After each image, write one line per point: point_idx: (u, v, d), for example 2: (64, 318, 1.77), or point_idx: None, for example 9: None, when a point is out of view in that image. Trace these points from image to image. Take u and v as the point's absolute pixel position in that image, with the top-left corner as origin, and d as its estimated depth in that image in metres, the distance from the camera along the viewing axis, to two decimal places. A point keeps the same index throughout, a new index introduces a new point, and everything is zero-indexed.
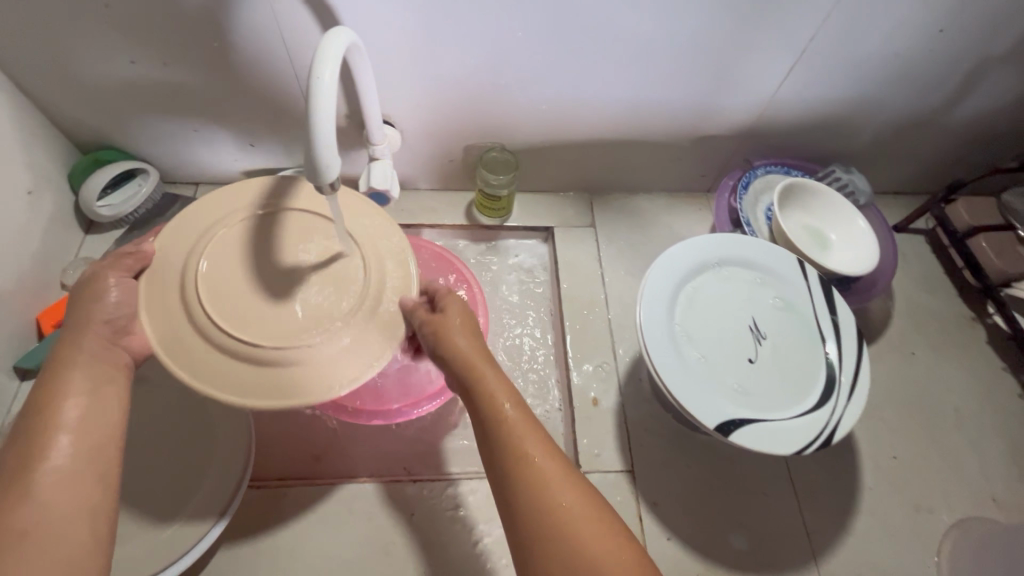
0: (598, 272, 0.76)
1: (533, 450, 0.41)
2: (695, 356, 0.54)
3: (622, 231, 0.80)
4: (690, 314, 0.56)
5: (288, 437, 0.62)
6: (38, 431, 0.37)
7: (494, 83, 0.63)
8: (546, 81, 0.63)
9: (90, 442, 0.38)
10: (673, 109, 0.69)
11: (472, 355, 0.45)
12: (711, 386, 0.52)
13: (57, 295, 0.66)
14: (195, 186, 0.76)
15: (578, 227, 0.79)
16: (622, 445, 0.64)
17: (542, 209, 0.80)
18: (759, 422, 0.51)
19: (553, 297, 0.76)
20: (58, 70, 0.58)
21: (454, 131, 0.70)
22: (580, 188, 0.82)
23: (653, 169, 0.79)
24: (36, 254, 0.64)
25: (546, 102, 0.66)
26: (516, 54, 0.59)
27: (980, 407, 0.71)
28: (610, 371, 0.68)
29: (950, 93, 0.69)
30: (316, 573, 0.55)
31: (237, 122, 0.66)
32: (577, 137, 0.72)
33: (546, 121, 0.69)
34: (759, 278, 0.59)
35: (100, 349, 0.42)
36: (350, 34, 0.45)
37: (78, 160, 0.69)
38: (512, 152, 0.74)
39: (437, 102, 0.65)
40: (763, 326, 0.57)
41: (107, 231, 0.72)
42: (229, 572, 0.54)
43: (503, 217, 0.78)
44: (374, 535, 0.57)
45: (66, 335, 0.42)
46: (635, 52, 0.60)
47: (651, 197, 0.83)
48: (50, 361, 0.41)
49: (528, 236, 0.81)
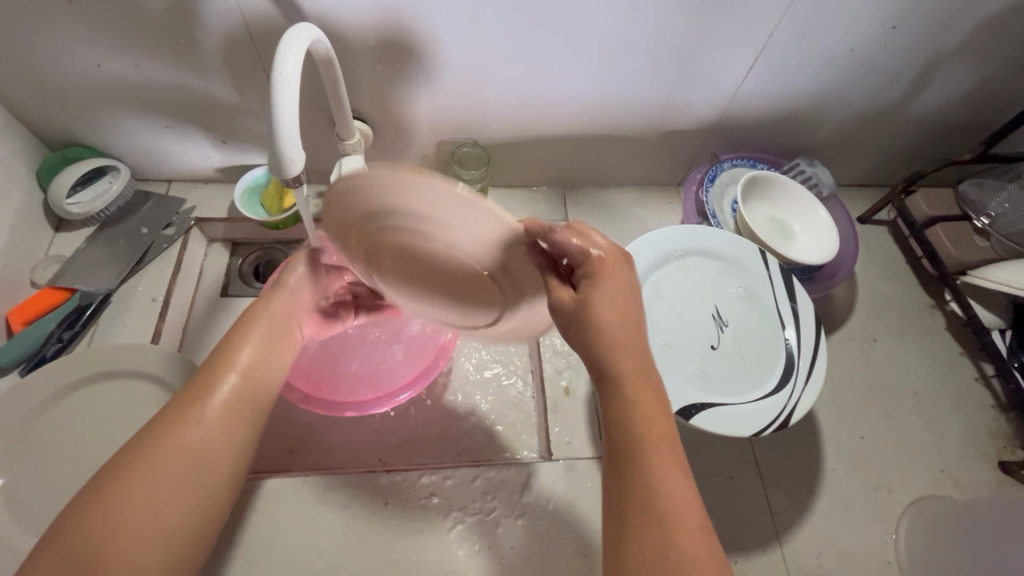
0: None
1: (660, 470, 0.36)
2: (661, 344, 0.56)
3: (594, 224, 0.82)
4: (655, 303, 0.58)
5: (263, 432, 0.63)
6: (217, 371, 0.46)
7: (464, 78, 0.64)
8: (516, 77, 0.64)
9: (242, 397, 0.46)
10: (641, 104, 0.70)
11: (619, 324, 0.40)
12: (674, 372, 0.54)
13: (26, 294, 0.66)
14: (167, 184, 0.76)
15: (550, 221, 0.81)
16: (593, 433, 0.65)
17: (515, 203, 0.81)
18: (719, 406, 0.53)
19: None
20: (21, 66, 0.57)
21: (427, 127, 0.71)
22: (553, 183, 0.83)
23: (624, 163, 0.81)
24: (4, 253, 0.63)
25: (516, 98, 0.68)
26: (485, 51, 0.60)
27: (937, 390, 0.75)
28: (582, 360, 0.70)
29: (906, 87, 0.72)
30: (292, 563, 0.55)
31: (209, 119, 0.66)
32: (548, 132, 0.74)
33: (518, 116, 0.70)
34: (722, 268, 0.62)
35: (277, 317, 0.52)
36: (314, 30, 0.45)
37: (46, 158, 0.68)
38: (484, 148, 0.75)
39: (409, 98, 0.66)
40: (726, 314, 0.59)
41: (78, 229, 0.71)
42: (206, 565, 0.54)
43: None
44: (350, 525, 0.58)
45: (262, 296, 0.53)
46: (602, 48, 0.62)
47: (623, 191, 0.85)
48: (243, 315, 0.51)
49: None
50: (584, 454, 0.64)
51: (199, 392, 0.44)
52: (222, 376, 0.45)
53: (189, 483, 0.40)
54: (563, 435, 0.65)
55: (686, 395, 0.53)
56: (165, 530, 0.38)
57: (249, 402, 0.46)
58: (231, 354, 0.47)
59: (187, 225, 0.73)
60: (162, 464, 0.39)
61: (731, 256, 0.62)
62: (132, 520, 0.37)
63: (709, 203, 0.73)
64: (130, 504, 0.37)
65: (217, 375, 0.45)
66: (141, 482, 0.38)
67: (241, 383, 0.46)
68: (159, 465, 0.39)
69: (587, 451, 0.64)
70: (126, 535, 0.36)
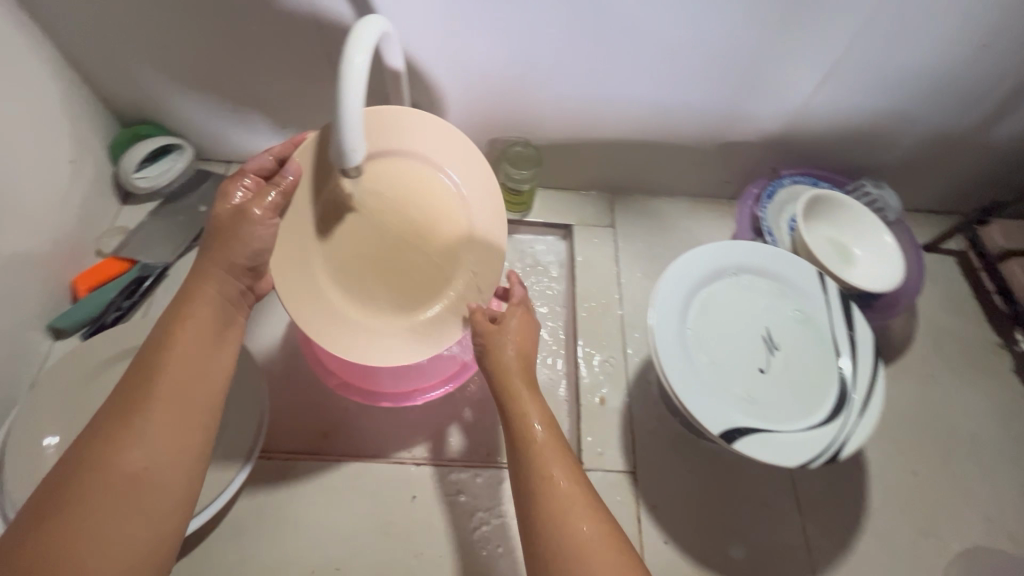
0: (615, 273, 0.76)
1: (559, 473, 0.43)
2: (707, 363, 0.54)
3: (641, 233, 0.80)
4: (703, 320, 0.56)
5: (300, 414, 0.64)
6: (153, 362, 0.42)
7: (522, 77, 0.64)
8: (573, 78, 0.64)
9: (193, 377, 0.42)
10: (700, 113, 0.68)
11: (513, 369, 0.50)
12: (718, 392, 0.52)
13: (92, 261, 0.69)
14: (227, 164, 0.78)
15: (597, 227, 0.79)
16: (626, 446, 0.64)
17: (562, 206, 0.80)
18: (764, 432, 0.50)
19: (567, 295, 0.77)
20: (104, 44, 0.60)
21: (480, 124, 0.71)
22: (602, 188, 0.82)
23: (677, 173, 0.79)
24: (75, 221, 0.66)
25: (572, 100, 0.67)
26: (545, 50, 0.60)
27: (1000, 436, 0.69)
28: (619, 371, 0.69)
29: (990, 111, 0.67)
30: (319, 546, 0.56)
31: (271, 104, 0.68)
32: (601, 136, 0.72)
33: (572, 119, 0.70)
34: (775, 288, 0.59)
35: (227, 281, 0.48)
36: (384, 21, 0.46)
37: (119, 133, 0.71)
38: (536, 148, 0.74)
39: (465, 94, 0.66)
40: (776, 336, 0.57)
41: (142, 203, 0.74)
42: (237, 538, 0.56)
43: (523, 212, 0.79)
44: (376, 514, 0.58)
45: (196, 266, 0.48)
46: (665, 54, 0.60)
47: (673, 201, 0.83)
48: (174, 299, 0.46)
49: (546, 233, 0.81)
50: (616, 467, 0.63)
51: (134, 401, 0.40)
52: (161, 364, 0.42)
53: (144, 494, 0.37)
54: (594, 445, 0.64)
55: (731, 417, 0.51)
56: (142, 542, 0.36)
57: (194, 405, 0.42)
58: (169, 337, 0.43)
59: None
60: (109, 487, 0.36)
61: (785, 275, 0.60)
62: (97, 527, 0.34)
63: (766, 218, 0.70)
64: (88, 530, 0.34)
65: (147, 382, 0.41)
66: (83, 509, 0.35)
67: (181, 379, 0.42)
68: (108, 486, 0.36)
69: (618, 464, 0.63)
70: (94, 546, 0.34)
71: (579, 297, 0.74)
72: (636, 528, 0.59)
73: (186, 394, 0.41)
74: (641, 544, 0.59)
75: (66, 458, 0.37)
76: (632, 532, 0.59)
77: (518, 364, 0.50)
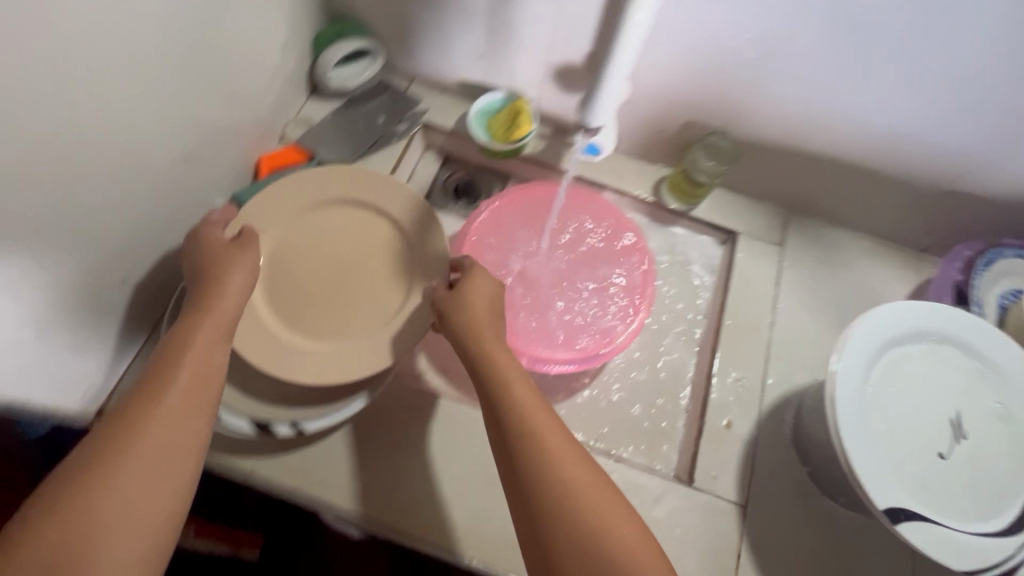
0: (772, 296, 0.70)
1: (555, 448, 0.41)
2: (886, 431, 0.49)
3: (810, 260, 0.73)
4: (890, 383, 0.51)
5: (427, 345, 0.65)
6: (158, 377, 0.41)
7: (754, 61, 0.59)
8: (808, 74, 0.59)
9: (197, 380, 0.42)
10: (932, 144, 0.62)
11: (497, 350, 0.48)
12: (891, 467, 0.47)
13: (273, 144, 0.72)
14: (409, 80, 0.78)
15: (763, 241, 0.73)
16: (742, 478, 0.60)
17: (732, 210, 0.74)
18: (931, 523, 0.46)
19: (713, 304, 0.72)
20: None
21: (683, 103, 0.66)
22: (781, 202, 0.75)
23: (872, 206, 0.71)
24: (271, 102, 0.68)
25: (796, 98, 0.62)
26: (793, 37, 0.56)
27: None
28: (752, 399, 0.64)
29: None
30: (424, 476, 0.57)
31: (481, 30, 0.66)
32: (807, 145, 0.67)
33: (785, 119, 0.64)
34: (979, 371, 0.52)
35: (213, 329, 0.46)
36: None
37: (325, 27, 0.72)
38: (732, 143, 0.69)
39: (684, 67, 0.62)
40: (968, 424, 0.50)
41: (325, 100, 0.76)
42: (353, 444, 0.58)
43: (691, 205, 0.74)
44: (482, 464, 0.59)
45: (184, 319, 0.47)
46: (925, 70, 0.55)
47: (854, 236, 0.75)
48: (169, 337, 0.45)
49: (704, 232, 0.76)
50: (727, 496, 0.59)
51: (151, 393, 0.40)
52: (173, 370, 0.42)
53: (157, 467, 0.38)
54: (710, 467, 0.60)
55: (901, 496, 0.46)
56: (149, 514, 0.36)
57: (202, 394, 0.42)
58: (177, 352, 0.43)
59: (415, 126, 0.75)
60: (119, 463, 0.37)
61: (993, 359, 0.52)
62: (126, 489, 0.36)
63: (977, 287, 0.62)
64: (90, 510, 0.35)
65: (170, 370, 0.42)
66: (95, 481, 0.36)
67: (199, 368, 0.43)
68: (124, 462, 0.37)
69: (730, 494, 0.60)
70: (114, 521, 0.35)
71: (726, 310, 0.69)
72: (735, 564, 0.57)
73: (199, 393, 0.42)
74: None
75: (77, 460, 0.37)
76: (729, 567, 0.56)
77: (489, 322, 0.51)
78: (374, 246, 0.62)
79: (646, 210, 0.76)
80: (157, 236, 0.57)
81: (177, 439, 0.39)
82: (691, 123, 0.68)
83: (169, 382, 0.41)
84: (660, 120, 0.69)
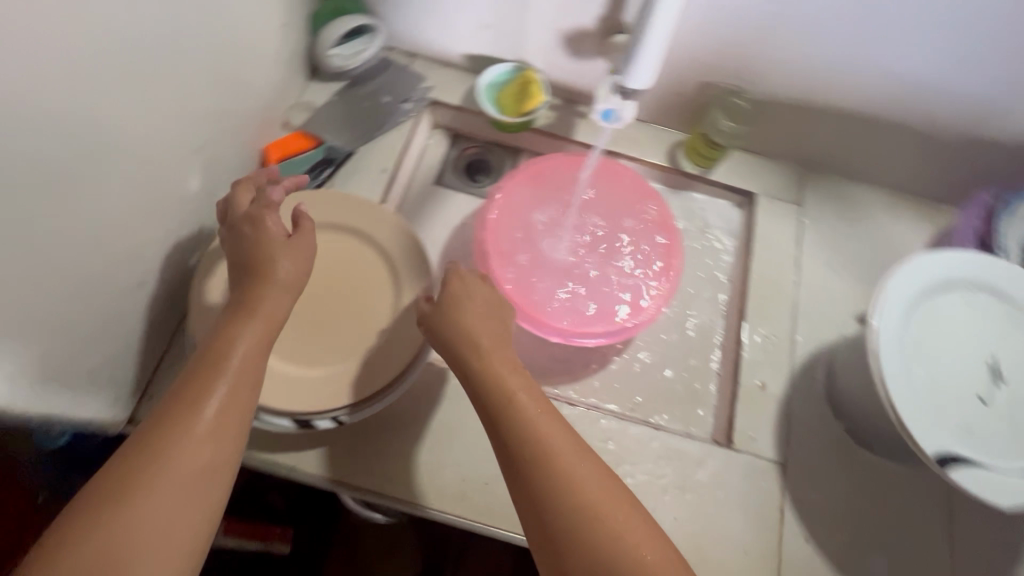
0: (794, 255, 0.70)
1: (553, 435, 0.42)
2: (928, 375, 0.49)
3: (829, 216, 0.72)
4: (926, 329, 0.51)
5: None
6: (183, 399, 0.40)
7: (768, 16, 0.58)
8: (821, 29, 0.58)
9: (234, 398, 0.41)
10: (950, 94, 0.62)
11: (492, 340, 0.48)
12: (937, 413, 0.48)
13: (278, 133, 0.69)
14: (412, 57, 0.75)
15: (782, 200, 0.73)
16: (779, 436, 0.61)
17: (749, 171, 0.73)
18: (980, 467, 0.47)
19: (735, 267, 0.72)
20: None
21: (697, 64, 0.65)
22: (798, 161, 0.74)
23: (889, 158, 0.71)
24: (274, 87, 0.66)
25: (810, 55, 0.61)
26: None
27: None
28: (784, 359, 0.65)
29: None
30: (468, 459, 0.57)
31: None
32: (822, 101, 0.66)
33: (800, 76, 0.64)
34: (1009, 315, 0.53)
35: (257, 335, 0.45)
36: None
37: (321, 4, 0.69)
38: (749, 102, 0.68)
39: (697, 27, 0.61)
40: (1004, 367, 0.52)
41: (326, 82, 0.73)
42: (394, 432, 0.58)
43: (707, 167, 0.73)
44: None
45: (219, 333, 0.45)
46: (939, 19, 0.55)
47: (872, 190, 0.74)
48: (195, 362, 0.43)
49: (722, 196, 0.75)
50: (766, 455, 0.60)
51: (181, 412, 0.40)
52: (209, 389, 0.41)
53: (187, 494, 0.38)
54: (747, 428, 0.61)
55: (947, 442, 0.47)
56: (182, 536, 0.37)
57: (237, 415, 0.41)
58: (217, 359, 0.42)
59: (422, 104, 0.73)
60: (150, 484, 0.37)
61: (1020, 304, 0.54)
62: (158, 517, 0.36)
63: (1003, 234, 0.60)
64: (123, 548, 0.35)
65: (206, 383, 0.41)
66: (130, 494, 0.36)
67: (232, 382, 0.42)
68: (152, 488, 0.37)
69: (769, 453, 0.60)
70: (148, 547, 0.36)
71: (751, 272, 0.69)
72: (779, 520, 0.58)
73: (233, 401, 0.41)
74: (781, 536, 0.57)
75: (97, 494, 0.36)
76: (773, 523, 0.58)
77: (482, 317, 0.50)
78: (347, 275, 0.61)
79: (663, 177, 0.75)
80: (173, 235, 0.55)
81: (203, 464, 0.39)
82: (708, 84, 0.67)
83: (205, 398, 0.41)
84: (674, 80, 0.68)
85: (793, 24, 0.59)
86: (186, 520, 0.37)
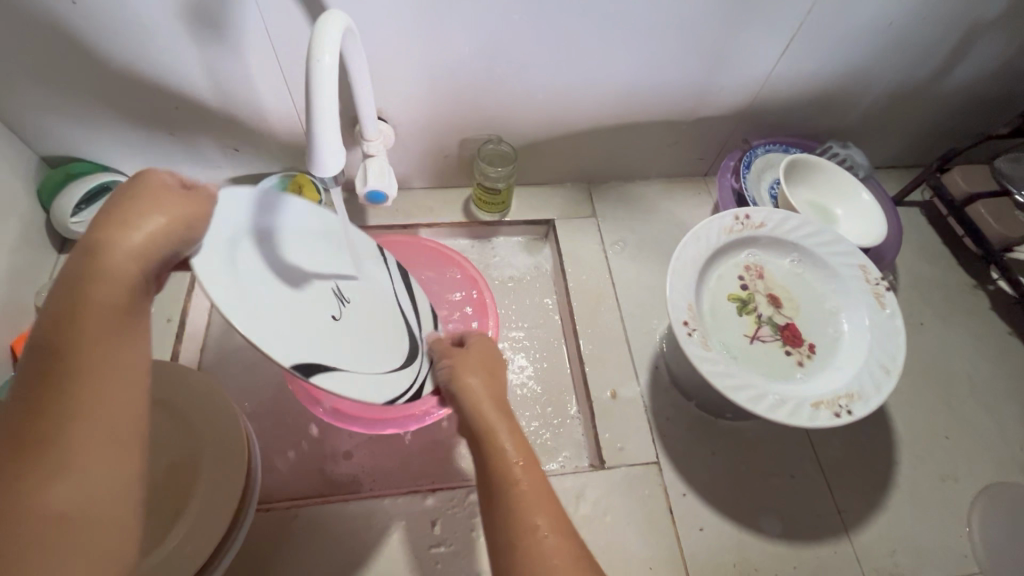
0: (610, 278, 0.80)
1: (504, 437, 0.46)
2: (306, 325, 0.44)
3: (618, 213, 0.86)
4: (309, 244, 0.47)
5: (427, 434, 0.67)
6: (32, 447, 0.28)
7: (522, 75, 0.69)
8: (547, 65, 0.68)
9: (104, 417, 0.30)
10: (636, 85, 0.73)
11: (64, 308, 0.31)
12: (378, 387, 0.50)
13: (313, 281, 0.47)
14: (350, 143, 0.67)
15: (577, 218, 0.85)
16: (728, 522, 0.63)
17: (538, 203, 0.85)
18: (837, 421, 0.53)
19: (559, 291, 0.81)
20: None
21: (493, 100, 0.71)
22: (579, 178, 0.88)
23: (649, 152, 0.85)
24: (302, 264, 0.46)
25: (561, 86, 0.71)
26: (548, 35, 0.64)
27: (1000, 471, 0.70)
28: (638, 396, 0.70)
29: None
30: (426, 512, 0.61)
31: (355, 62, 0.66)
32: (516, 121, 0.75)
33: (558, 100, 0.73)
34: (738, 218, 0.63)
35: (90, 312, 0.32)
36: (346, 19, 0.47)
37: (283, 126, 0.70)
38: (511, 147, 0.79)
39: (477, 84, 0.69)
40: (674, 284, 0.59)
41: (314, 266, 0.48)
42: (365, 480, 0.64)
43: (502, 212, 0.83)
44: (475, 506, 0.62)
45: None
46: (635, 40, 0.66)
47: (648, 183, 0.89)
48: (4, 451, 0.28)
49: (526, 231, 0.86)
50: (717, 539, 0.62)
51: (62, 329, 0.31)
52: (70, 400, 0.30)
53: (139, 377, 0.33)
54: (695, 520, 0.63)
55: (812, 414, 0.54)
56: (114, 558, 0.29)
57: (122, 423, 0.31)
58: (73, 357, 0.30)
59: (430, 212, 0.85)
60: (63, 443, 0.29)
61: (766, 214, 0.64)
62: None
63: (749, 189, 0.77)
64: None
65: (65, 373, 0.30)
66: (46, 520, 0.27)
67: (85, 389, 0.30)
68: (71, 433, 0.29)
69: (718, 537, 0.62)
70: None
71: (576, 298, 0.77)
72: None
73: (64, 441, 0.29)
74: None
75: None
76: None
77: (108, 310, 0.32)
78: None
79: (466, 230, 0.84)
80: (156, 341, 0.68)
81: (115, 395, 0.31)
82: (471, 137, 0.77)
83: (82, 341, 0.31)
84: (480, 124, 0.75)
85: (524, 58, 0.66)
86: (123, 461, 0.31)
